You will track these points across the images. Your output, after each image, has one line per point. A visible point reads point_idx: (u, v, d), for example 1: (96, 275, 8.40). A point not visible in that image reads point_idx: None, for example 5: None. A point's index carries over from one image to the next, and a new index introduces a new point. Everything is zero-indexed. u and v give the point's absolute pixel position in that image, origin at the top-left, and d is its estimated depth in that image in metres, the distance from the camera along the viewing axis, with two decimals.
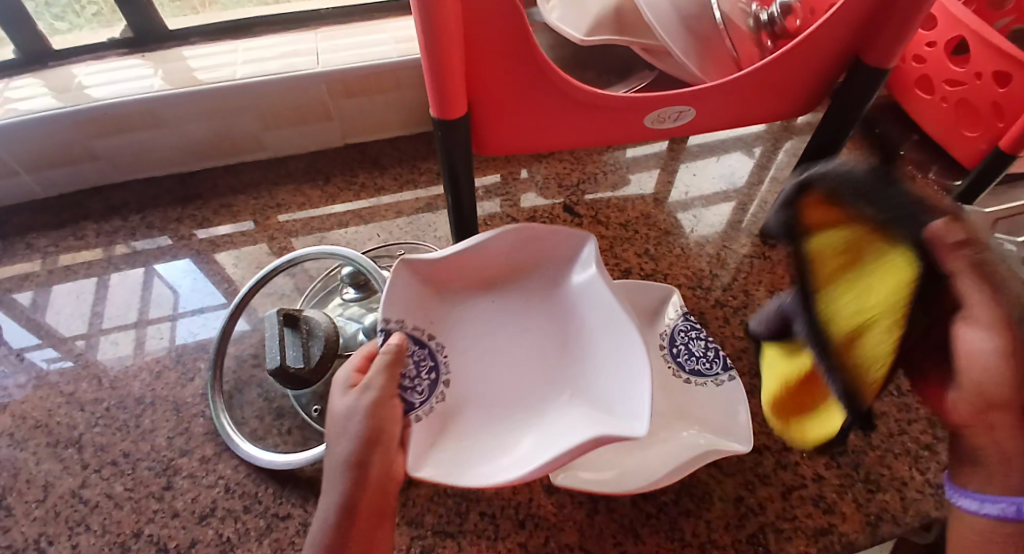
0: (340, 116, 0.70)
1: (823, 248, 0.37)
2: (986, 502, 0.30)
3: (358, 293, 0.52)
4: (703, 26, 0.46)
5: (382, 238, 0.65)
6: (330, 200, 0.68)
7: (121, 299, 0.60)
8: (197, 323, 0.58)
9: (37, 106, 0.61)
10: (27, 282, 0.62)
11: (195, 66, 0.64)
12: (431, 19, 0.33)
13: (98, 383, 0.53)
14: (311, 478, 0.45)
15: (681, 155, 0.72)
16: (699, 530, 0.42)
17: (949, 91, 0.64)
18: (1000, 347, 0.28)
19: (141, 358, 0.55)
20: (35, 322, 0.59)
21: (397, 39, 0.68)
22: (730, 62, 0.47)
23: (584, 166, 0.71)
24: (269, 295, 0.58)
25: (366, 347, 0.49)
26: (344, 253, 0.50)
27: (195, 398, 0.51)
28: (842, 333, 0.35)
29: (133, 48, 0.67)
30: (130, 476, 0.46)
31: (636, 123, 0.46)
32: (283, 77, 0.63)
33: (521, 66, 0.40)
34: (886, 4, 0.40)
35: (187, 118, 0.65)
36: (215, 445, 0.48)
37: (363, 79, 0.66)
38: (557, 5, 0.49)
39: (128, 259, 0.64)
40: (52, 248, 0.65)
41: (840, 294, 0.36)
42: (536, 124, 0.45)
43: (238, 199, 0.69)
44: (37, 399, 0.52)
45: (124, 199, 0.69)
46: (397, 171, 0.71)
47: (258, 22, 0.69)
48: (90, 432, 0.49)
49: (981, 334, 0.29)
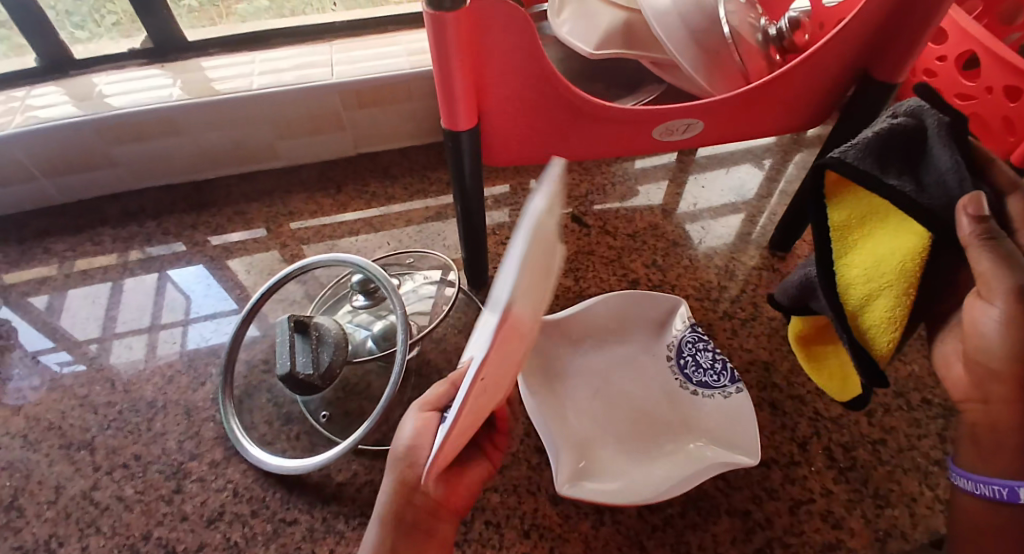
0: (352, 126, 0.71)
1: (832, 231, 0.40)
2: (981, 485, 0.32)
3: (367, 301, 0.52)
4: (713, 40, 0.47)
5: (391, 246, 0.66)
6: (341, 208, 0.69)
7: (135, 303, 0.61)
8: (208, 328, 0.58)
9: (58, 114, 0.62)
10: (44, 286, 0.64)
11: (213, 77, 0.66)
12: (444, 32, 0.34)
13: (111, 386, 0.54)
14: (318, 484, 0.45)
15: (689, 167, 0.73)
16: (705, 543, 0.42)
17: (960, 105, 0.64)
18: (1004, 319, 0.29)
19: (153, 362, 0.56)
20: (51, 325, 0.60)
21: (411, 51, 0.69)
22: (739, 75, 0.48)
23: (592, 177, 0.71)
24: (279, 302, 0.59)
25: (373, 355, 0.49)
26: (355, 260, 0.50)
27: (205, 402, 0.52)
28: (859, 294, 0.38)
29: (152, 58, 0.68)
30: (140, 479, 0.47)
31: (644, 135, 0.46)
32: (298, 88, 0.64)
33: (532, 79, 0.41)
34: (895, 19, 0.40)
35: (204, 127, 0.66)
36: (224, 450, 0.48)
37: (376, 89, 0.67)
38: (568, 19, 0.50)
39: (142, 265, 0.65)
40: (69, 253, 0.66)
41: (859, 260, 0.38)
42: (546, 135, 0.46)
43: (251, 206, 0.70)
44: (52, 402, 0.53)
45: (139, 206, 0.70)
46: (407, 181, 0.72)
47: (275, 34, 0.70)
48: (103, 435, 0.50)
49: (992, 307, 0.29)
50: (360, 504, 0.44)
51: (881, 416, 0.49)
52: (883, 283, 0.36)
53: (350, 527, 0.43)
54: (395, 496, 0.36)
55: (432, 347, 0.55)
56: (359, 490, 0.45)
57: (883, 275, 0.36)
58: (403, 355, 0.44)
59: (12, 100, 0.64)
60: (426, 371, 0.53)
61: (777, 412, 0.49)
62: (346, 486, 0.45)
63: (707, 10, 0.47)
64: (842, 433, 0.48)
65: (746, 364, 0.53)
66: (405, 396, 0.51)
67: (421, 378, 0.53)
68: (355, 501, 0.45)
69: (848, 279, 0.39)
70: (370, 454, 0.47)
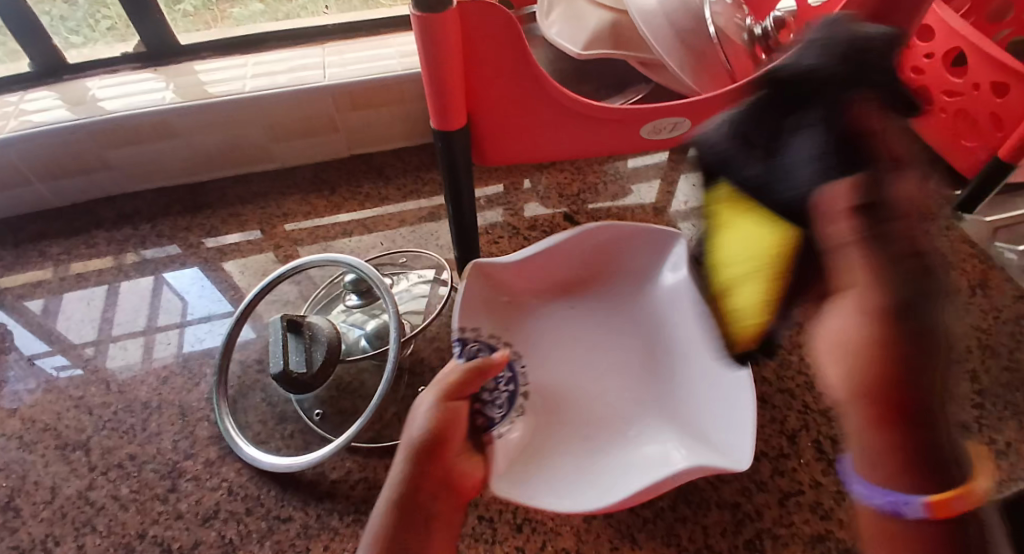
0: (346, 127, 0.71)
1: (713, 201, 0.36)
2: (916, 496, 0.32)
3: (360, 300, 0.52)
4: (698, 40, 0.47)
5: (385, 246, 0.66)
6: (335, 209, 0.70)
7: (130, 305, 0.62)
8: (203, 329, 0.59)
9: (52, 118, 0.63)
10: (39, 289, 0.64)
11: (206, 80, 0.66)
12: (432, 34, 0.35)
13: (106, 387, 0.54)
14: (312, 482, 0.46)
15: (681, 166, 0.73)
16: (695, 536, 0.43)
17: (947, 101, 0.64)
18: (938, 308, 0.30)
19: (148, 363, 0.56)
20: (47, 327, 0.60)
21: (403, 53, 0.70)
22: (726, 75, 0.48)
23: (584, 176, 0.72)
24: (273, 302, 0.60)
25: (367, 352, 0.50)
26: (347, 259, 0.50)
27: (200, 402, 0.52)
28: (731, 276, 0.37)
29: (146, 62, 0.68)
30: (135, 478, 0.47)
31: (632, 134, 0.47)
32: (291, 90, 0.65)
33: (519, 79, 0.41)
34: (876, 17, 0.41)
35: (199, 130, 0.66)
36: (219, 449, 0.49)
37: (369, 91, 0.68)
38: (557, 20, 0.51)
39: (138, 267, 0.65)
40: (64, 256, 0.67)
41: (729, 240, 0.36)
42: (535, 135, 0.46)
43: (246, 208, 0.70)
44: (47, 403, 0.53)
45: (134, 208, 0.71)
46: (401, 182, 0.72)
47: (268, 37, 0.71)
48: (98, 436, 0.50)
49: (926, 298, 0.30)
50: (354, 500, 0.45)
51: None
52: (758, 266, 0.34)
53: (344, 524, 0.44)
54: (414, 475, 0.34)
55: (426, 346, 0.56)
56: (353, 487, 0.45)
57: (756, 266, 0.34)
58: (395, 352, 0.45)
59: (6, 105, 0.65)
60: (420, 369, 0.54)
61: (767, 406, 0.50)
62: (340, 483, 0.46)
63: (693, 10, 0.48)
64: (831, 426, 0.48)
65: None
66: (399, 394, 0.51)
67: (414, 376, 0.53)
68: (348, 497, 0.45)
69: (724, 259, 0.37)
70: (364, 452, 0.47)
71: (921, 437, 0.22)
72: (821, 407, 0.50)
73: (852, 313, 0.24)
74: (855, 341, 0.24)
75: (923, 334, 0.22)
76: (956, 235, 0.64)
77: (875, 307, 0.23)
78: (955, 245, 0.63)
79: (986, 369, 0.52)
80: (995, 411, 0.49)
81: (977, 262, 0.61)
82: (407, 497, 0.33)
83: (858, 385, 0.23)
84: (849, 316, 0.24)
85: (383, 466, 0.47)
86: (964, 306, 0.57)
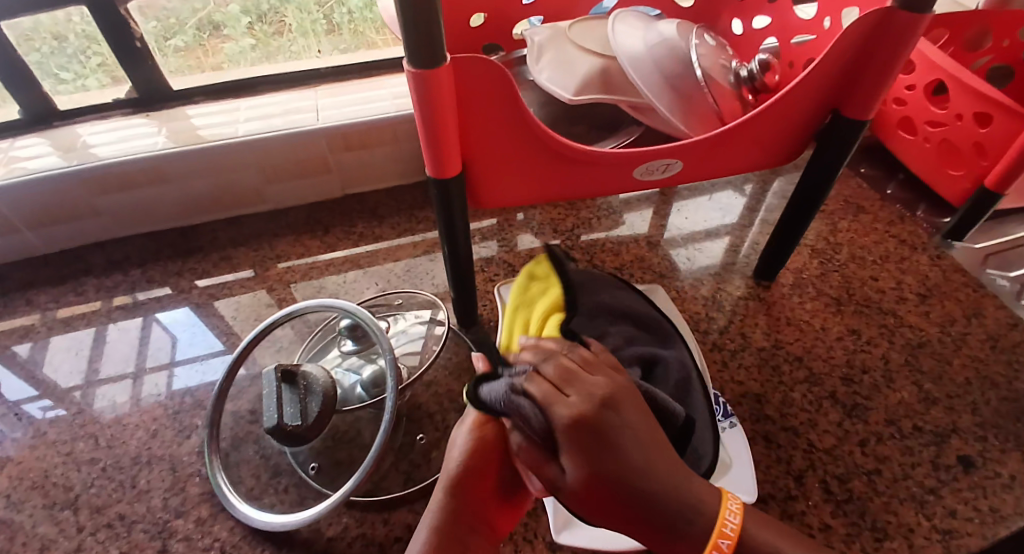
0: (339, 169, 0.71)
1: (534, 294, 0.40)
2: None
3: (356, 346, 0.51)
4: (685, 83, 0.48)
5: (380, 286, 0.65)
6: (328, 248, 0.70)
7: (118, 353, 0.60)
8: (192, 375, 0.58)
9: (44, 165, 0.62)
10: (25, 335, 0.63)
11: (200, 124, 0.67)
12: (427, 91, 0.35)
13: (95, 442, 0.53)
14: (308, 540, 0.45)
15: (671, 198, 0.74)
16: None
17: (931, 132, 0.65)
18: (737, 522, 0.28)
19: (137, 416, 0.54)
20: (34, 377, 0.59)
21: (396, 94, 0.71)
22: (714, 116, 0.49)
23: (577, 211, 0.72)
24: (267, 348, 0.59)
25: (364, 402, 0.48)
26: (343, 305, 0.50)
27: (191, 456, 0.51)
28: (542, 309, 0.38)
29: (138, 108, 0.68)
30: (125, 539, 0.46)
31: (627, 177, 0.47)
32: (284, 134, 0.65)
33: (514, 129, 0.42)
34: (860, 63, 0.42)
35: (191, 174, 0.66)
36: (211, 506, 0.47)
37: (363, 133, 0.68)
38: (546, 66, 0.51)
39: (126, 312, 0.64)
40: (51, 304, 0.65)
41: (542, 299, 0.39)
42: (532, 180, 0.46)
43: (238, 250, 0.70)
44: (33, 459, 0.52)
45: (123, 255, 0.70)
46: (395, 221, 0.72)
47: (261, 81, 0.71)
48: (86, 494, 0.49)
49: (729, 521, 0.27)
50: None
51: (874, 446, 0.49)
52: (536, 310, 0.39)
53: None
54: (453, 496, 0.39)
55: (423, 391, 0.55)
56: (350, 544, 0.44)
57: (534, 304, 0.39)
58: (392, 401, 0.43)
59: None
60: (417, 414, 0.53)
61: (772, 445, 0.49)
62: (337, 540, 0.45)
63: (679, 54, 0.49)
64: (837, 465, 0.48)
65: (737, 397, 0.53)
66: (396, 442, 0.50)
67: (411, 422, 0.52)
68: None
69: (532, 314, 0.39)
70: (361, 506, 0.46)
71: (609, 444, 0.26)
72: (825, 445, 0.49)
73: (651, 427, 0.28)
74: (607, 426, 0.27)
75: (664, 444, 0.28)
76: (948, 264, 0.64)
77: (619, 433, 0.26)
78: (947, 274, 0.63)
79: (986, 400, 0.52)
80: (998, 443, 0.49)
81: (970, 290, 0.61)
82: (442, 542, 0.37)
83: (584, 422, 0.26)
84: (640, 419, 0.28)
85: (381, 521, 0.46)
86: (961, 336, 0.57)
